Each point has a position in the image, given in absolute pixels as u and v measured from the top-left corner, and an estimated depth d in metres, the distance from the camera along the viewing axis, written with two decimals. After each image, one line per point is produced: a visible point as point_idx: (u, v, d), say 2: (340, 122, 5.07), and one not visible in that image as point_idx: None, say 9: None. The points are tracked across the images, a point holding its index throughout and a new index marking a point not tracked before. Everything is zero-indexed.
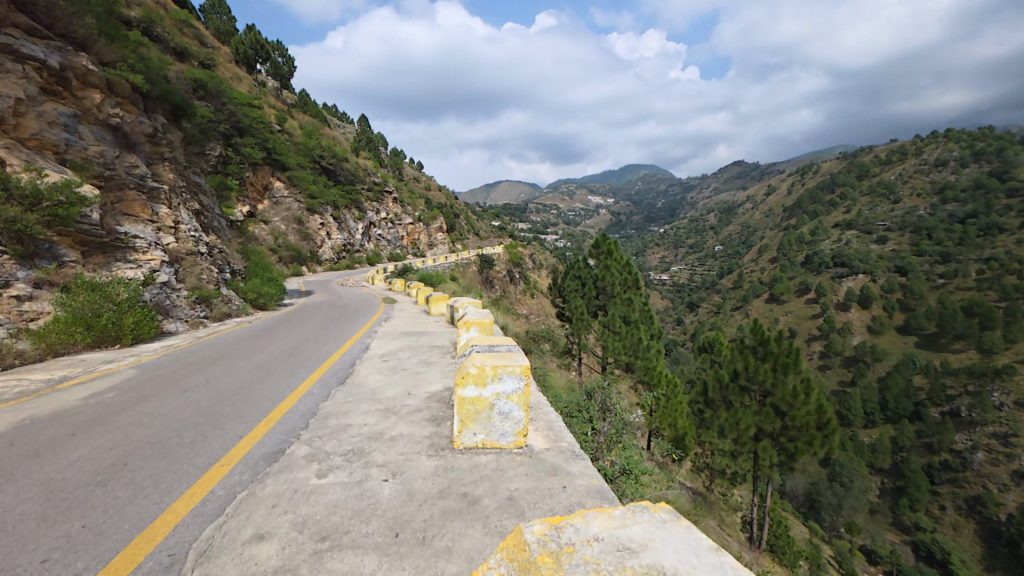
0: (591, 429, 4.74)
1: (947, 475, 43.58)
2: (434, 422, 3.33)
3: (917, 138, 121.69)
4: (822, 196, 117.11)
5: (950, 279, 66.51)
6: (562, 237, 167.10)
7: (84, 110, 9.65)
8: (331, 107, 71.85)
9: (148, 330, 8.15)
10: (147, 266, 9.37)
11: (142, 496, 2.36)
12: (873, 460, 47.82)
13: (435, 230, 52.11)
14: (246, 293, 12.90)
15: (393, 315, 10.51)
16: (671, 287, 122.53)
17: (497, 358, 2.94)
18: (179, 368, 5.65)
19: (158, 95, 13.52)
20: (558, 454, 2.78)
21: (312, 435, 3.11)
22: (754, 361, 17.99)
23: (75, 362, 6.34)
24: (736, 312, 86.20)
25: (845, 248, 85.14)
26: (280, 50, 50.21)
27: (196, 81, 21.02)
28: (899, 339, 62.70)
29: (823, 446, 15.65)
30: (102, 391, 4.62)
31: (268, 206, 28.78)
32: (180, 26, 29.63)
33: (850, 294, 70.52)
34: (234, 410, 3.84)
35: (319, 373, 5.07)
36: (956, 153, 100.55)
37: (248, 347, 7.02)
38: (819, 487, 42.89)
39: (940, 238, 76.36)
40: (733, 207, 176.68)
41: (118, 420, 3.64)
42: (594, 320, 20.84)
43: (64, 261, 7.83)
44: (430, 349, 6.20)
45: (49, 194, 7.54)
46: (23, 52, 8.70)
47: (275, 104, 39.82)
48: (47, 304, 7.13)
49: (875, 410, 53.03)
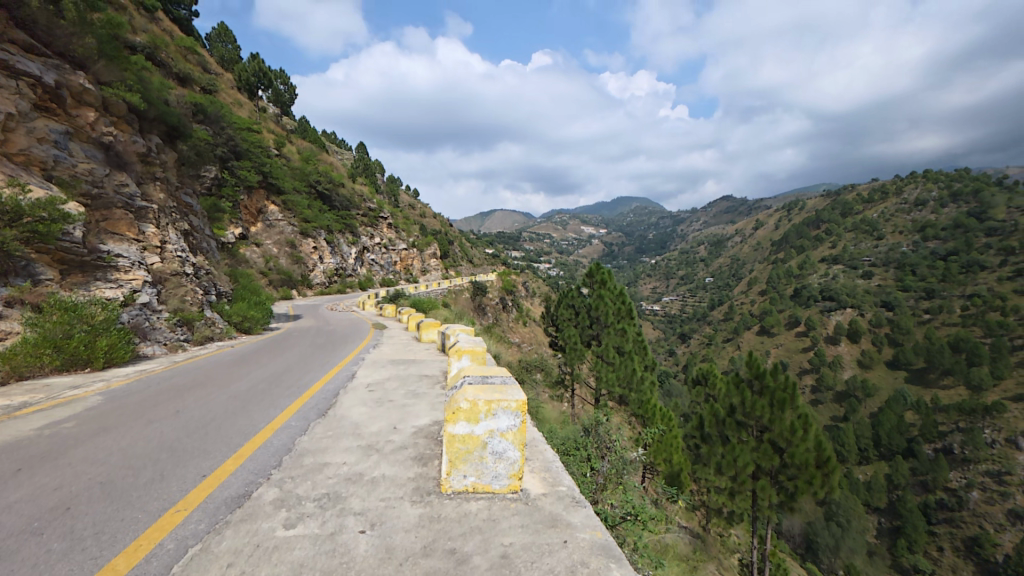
0: (590, 471, 4.41)
1: (943, 514, 42.65)
2: (420, 461, 3.05)
3: (897, 178, 126.63)
4: (808, 231, 119.94)
5: (935, 315, 67.66)
6: (554, 265, 168.05)
7: (77, 127, 9.55)
8: (330, 134, 72.95)
9: (122, 355, 7.73)
10: (128, 286, 9.05)
11: (78, 551, 2.03)
12: (869, 498, 46.88)
13: (429, 256, 52.10)
14: (232, 316, 12.53)
15: (382, 341, 10.21)
16: (663, 318, 122.87)
17: (492, 391, 2.70)
18: (150, 396, 5.25)
19: (155, 116, 13.50)
20: (557, 502, 2.51)
21: (283, 476, 2.80)
22: (750, 396, 17.72)
23: (38, 387, 5.92)
24: (728, 344, 86.17)
25: (832, 282, 86.54)
26: (282, 79, 51.28)
27: (197, 105, 21.32)
28: (889, 374, 62.97)
29: (823, 486, 15.21)
30: (60, 420, 4.25)
31: (261, 229, 28.70)
32: (184, 52, 30.26)
33: (839, 328, 71.17)
34: (201, 445, 3.52)
35: (299, 404, 4.76)
36: (934, 194, 104.38)
37: (226, 375, 6.64)
38: (816, 527, 41.75)
39: (923, 274, 78.14)
40: (722, 240, 180.38)
41: (72, 455, 3.30)
42: (587, 350, 20.56)
43: (41, 279, 7.52)
44: (420, 379, 5.92)
45: (31, 211, 7.30)
46: (18, 68, 8.64)
47: (274, 130, 40.41)
48: (16, 325, 6.75)
49: (868, 446, 52.38)
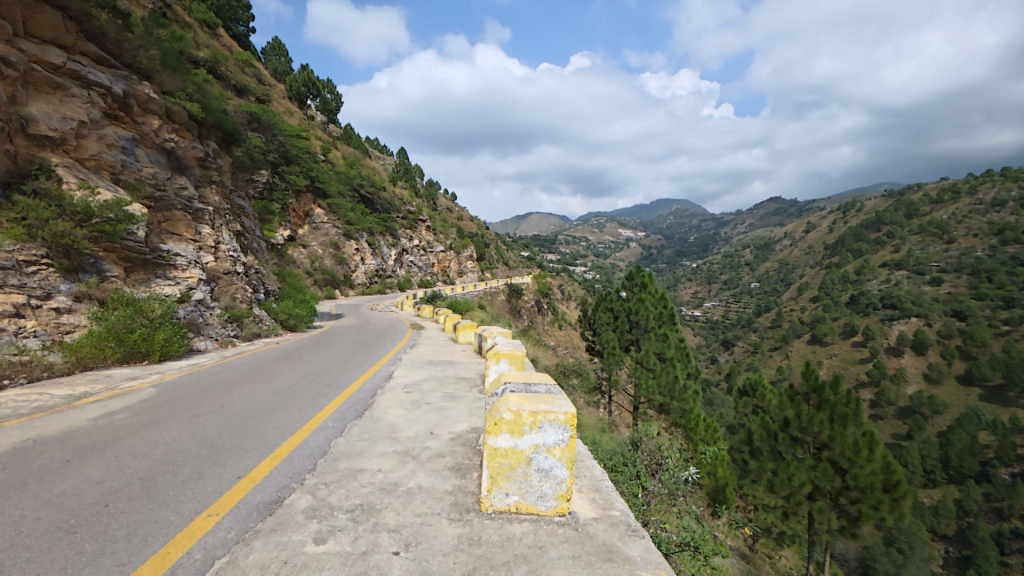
0: (639, 490, 4.06)
1: (1019, 545, 38.27)
2: (458, 472, 2.84)
3: (971, 177, 115.94)
4: (866, 233, 111.63)
5: (1016, 327, 61.25)
6: (591, 269, 165.13)
7: (142, 134, 10.21)
8: (372, 140, 75.37)
9: (176, 348, 8.08)
10: (185, 284, 9.50)
11: (108, 555, 1.94)
12: (935, 524, 42.55)
13: (465, 258, 52.50)
14: (278, 313, 12.96)
15: (419, 342, 10.21)
16: (704, 324, 118.09)
17: (537, 401, 2.47)
18: (198, 390, 5.39)
19: (213, 123, 14.28)
20: (611, 529, 2.23)
21: (317, 482, 2.67)
22: (807, 410, 16.48)
23: (100, 377, 6.24)
24: (775, 353, 81.58)
25: (894, 289, 80.14)
26: (329, 88, 53.43)
27: (252, 114, 22.53)
28: (960, 390, 57.47)
29: (892, 512, 14.04)
30: (113, 411, 4.35)
31: (308, 231, 30.02)
32: (242, 65, 32.21)
33: (903, 338, 65.70)
34: (239, 443, 3.47)
35: (337, 403, 4.70)
36: (1015, 193, 94.77)
37: (270, 371, 6.77)
38: (873, 552, 38.40)
39: (1001, 281, 71.04)
40: (769, 243, 171.75)
41: (119, 447, 3.34)
42: (626, 355, 19.84)
43: (107, 276, 7.96)
44: (456, 381, 5.77)
45: (99, 211, 7.82)
46: (90, 79, 9.29)
47: (321, 137, 42.22)
48: (84, 318, 7.14)
49: (935, 467, 47.76)
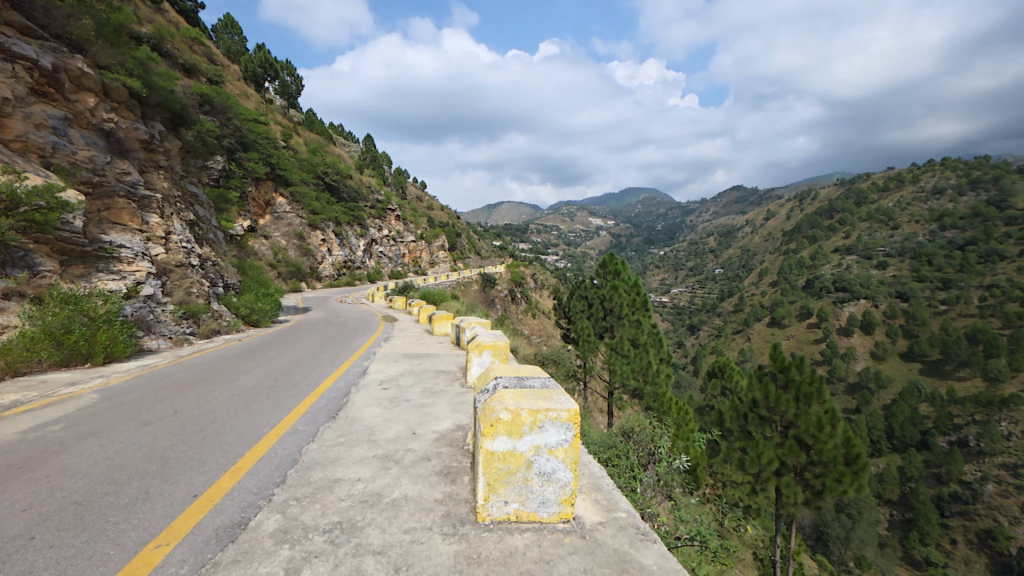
0: (636, 484, 4.07)
1: (957, 507, 41.46)
2: (446, 478, 2.59)
3: (913, 166, 123.33)
4: (821, 220, 117.07)
5: (952, 306, 66.25)
6: (562, 258, 166.19)
7: (76, 113, 9.20)
8: (336, 126, 72.26)
9: (125, 348, 7.39)
10: (132, 278, 8.71)
11: None
12: (881, 490, 46.10)
13: (437, 248, 51.71)
14: (239, 308, 12.21)
15: (393, 334, 9.84)
16: (672, 310, 121.68)
17: (535, 398, 2.24)
18: (149, 393, 4.88)
19: (158, 102, 13.07)
20: (620, 534, 2.04)
21: (287, 497, 2.37)
22: (774, 390, 17.16)
23: (33, 383, 5.57)
24: (738, 336, 85.12)
25: (845, 273, 84.76)
26: (288, 70, 50.54)
27: (203, 96, 21.00)
28: (903, 365, 61.72)
29: (853, 483, 14.85)
30: (48, 422, 3.84)
31: (269, 221, 28.63)
32: (190, 44, 29.93)
33: (853, 320, 69.88)
34: (195, 455, 3.08)
35: (307, 403, 4.33)
36: (952, 182, 101.46)
37: (229, 370, 6.23)
38: (826, 519, 41.02)
39: (940, 264, 76.35)
40: (732, 230, 178.36)
41: (50, 466, 2.88)
42: (600, 343, 20.03)
43: (39, 270, 7.18)
44: (436, 375, 5.48)
45: (26, 198, 6.90)
46: (13, 50, 8.27)
47: (281, 122, 40.12)
48: (14, 319, 6.40)
49: (880, 438, 51.28)
